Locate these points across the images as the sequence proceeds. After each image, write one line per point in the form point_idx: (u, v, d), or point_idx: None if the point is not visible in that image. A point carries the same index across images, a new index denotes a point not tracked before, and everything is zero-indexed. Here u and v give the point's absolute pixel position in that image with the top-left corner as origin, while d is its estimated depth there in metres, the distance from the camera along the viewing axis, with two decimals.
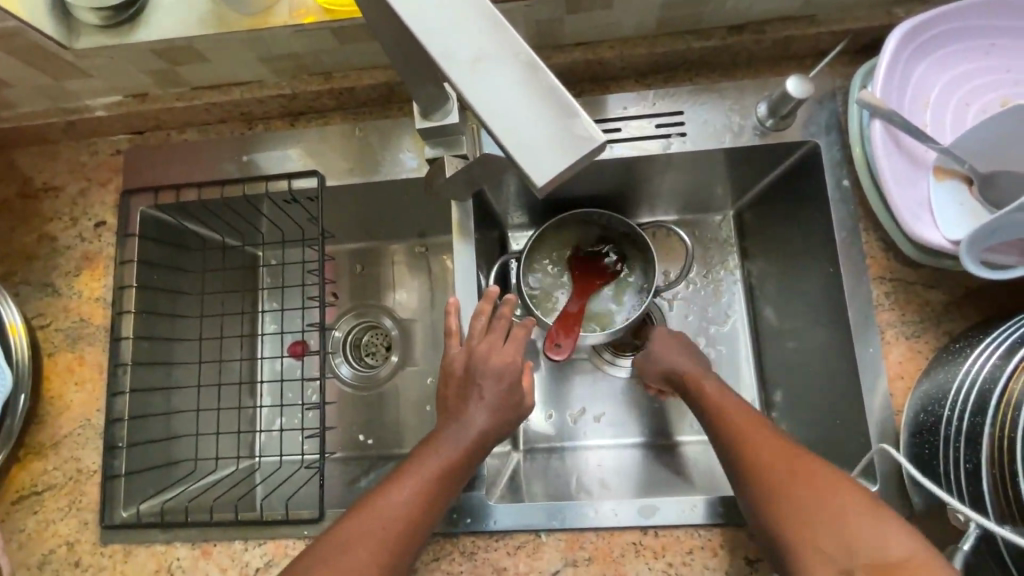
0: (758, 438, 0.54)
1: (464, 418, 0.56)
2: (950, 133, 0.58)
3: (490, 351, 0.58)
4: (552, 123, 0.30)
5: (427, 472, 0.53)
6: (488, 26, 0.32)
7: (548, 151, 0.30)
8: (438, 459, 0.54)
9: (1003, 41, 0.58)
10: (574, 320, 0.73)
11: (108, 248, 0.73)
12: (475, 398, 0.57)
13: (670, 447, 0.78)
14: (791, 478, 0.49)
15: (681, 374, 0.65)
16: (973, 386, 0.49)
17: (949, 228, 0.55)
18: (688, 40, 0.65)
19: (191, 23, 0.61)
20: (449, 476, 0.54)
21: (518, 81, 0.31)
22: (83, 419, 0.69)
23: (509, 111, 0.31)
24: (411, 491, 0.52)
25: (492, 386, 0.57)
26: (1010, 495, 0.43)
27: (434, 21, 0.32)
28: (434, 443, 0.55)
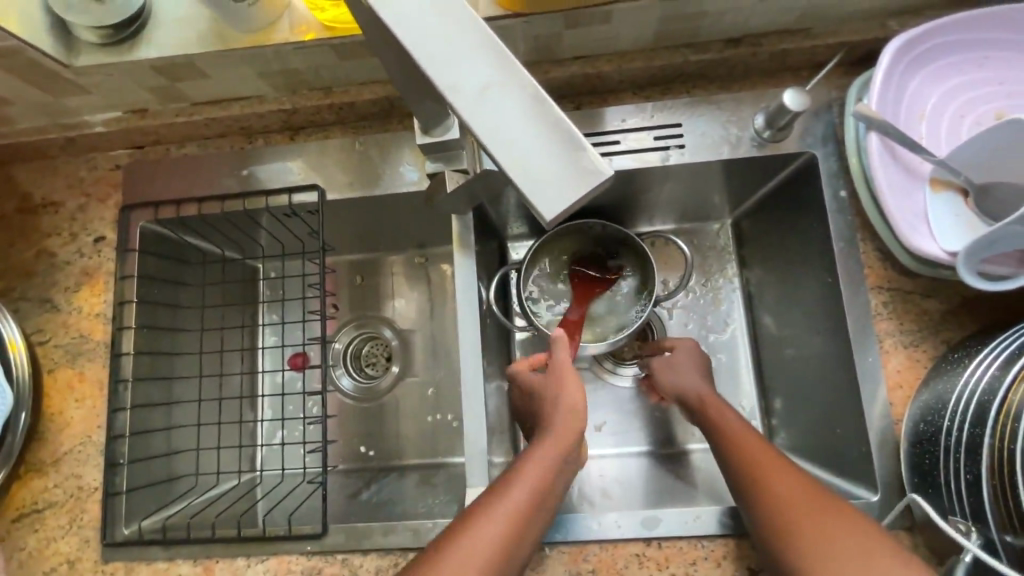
0: (763, 456, 0.55)
1: (549, 439, 0.55)
2: (945, 144, 0.59)
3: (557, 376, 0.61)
4: (558, 154, 0.31)
5: (531, 489, 0.51)
6: (492, 53, 0.32)
7: (556, 181, 0.31)
8: (542, 476, 0.52)
9: (996, 53, 0.58)
10: (574, 329, 0.74)
11: (108, 264, 0.73)
12: (556, 422, 0.57)
13: (671, 456, 0.78)
14: (793, 497, 0.50)
15: (697, 396, 0.65)
16: (972, 397, 0.50)
17: (946, 239, 0.56)
18: (685, 53, 0.65)
19: (191, 41, 0.61)
20: (548, 495, 0.52)
21: (524, 111, 0.31)
22: (84, 435, 0.69)
23: (514, 141, 0.31)
24: (519, 510, 0.50)
25: (568, 412, 0.58)
26: (1011, 505, 0.44)
27: (439, 49, 0.32)
28: (529, 460, 0.53)
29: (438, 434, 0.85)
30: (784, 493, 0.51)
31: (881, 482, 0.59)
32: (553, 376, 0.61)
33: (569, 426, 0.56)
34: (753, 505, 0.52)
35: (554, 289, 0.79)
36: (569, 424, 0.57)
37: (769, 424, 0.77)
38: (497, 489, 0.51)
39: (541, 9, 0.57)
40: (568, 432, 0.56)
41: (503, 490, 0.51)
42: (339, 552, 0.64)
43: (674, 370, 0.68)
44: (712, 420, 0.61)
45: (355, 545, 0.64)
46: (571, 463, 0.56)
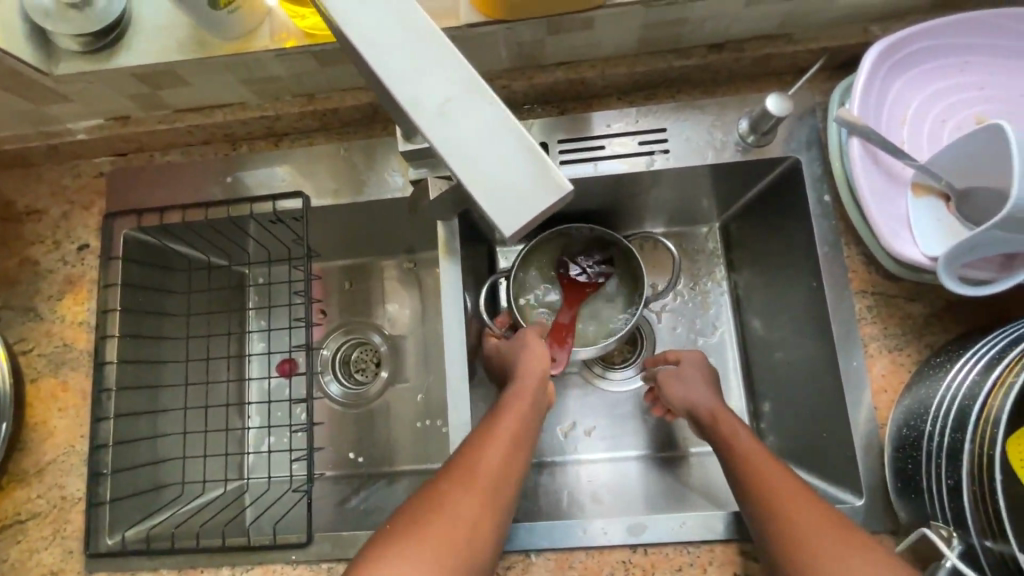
0: (761, 461, 0.55)
1: (519, 387, 0.60)
2: (927, 148, 0.59)
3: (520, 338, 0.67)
4: (520, 169, 0.31)
5: (510, 433, 0.55)
6: (455, 67, 0.32)
7: (516, 196, 0.31)
8: (517, 419, 0.57)
9: (976, 58, 0.59)
10: (566, 332, 0.74)
11: (91, 272, 0.72)
12: (523, 372, 0.62)
13: (661, 461, 0.78)
14: (800, 512, 0.50)
15: (708, 412, 0.64)
16: (953, 402, 0.50)
17: (928, 244, 0.56)
18: (669, 59, 0.65)
19: (171, 48, 0.60)
20: (527, 440, 0.57)
21: (484, 126, 0.31)
22: (67, 445, 0.69)
23: (474, 158, 0.31)
24: (501, 454, 0.53)
25: (531, 360, 0.63)
26: (992, 511, 0.44)
27: (402, 67, 0.32)
28: (504, 409, 0.58)
29: (428, 439, 0.85)
30: (778, 497, 0.51)
31: (866, 486, 0.59)
32: (520, 343, 0.66)
33: (535, 373, 0.62)
34: (755, 513, 0.52)
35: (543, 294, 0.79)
36: (532, 369, 0.62)
37: (758, 427, 0.77)
38: (476, 436, 0.55)
39: (521, 17, 0.56)
40: (535, 378, 0.61)
41: (486, 437, 0.54)
42: (325, 561, 0.64)
43: (681, 381, 0.67)
44: (722, 435, 0.60)
45: (341, 553, 0.63)
46: (541, 409, 0.61)
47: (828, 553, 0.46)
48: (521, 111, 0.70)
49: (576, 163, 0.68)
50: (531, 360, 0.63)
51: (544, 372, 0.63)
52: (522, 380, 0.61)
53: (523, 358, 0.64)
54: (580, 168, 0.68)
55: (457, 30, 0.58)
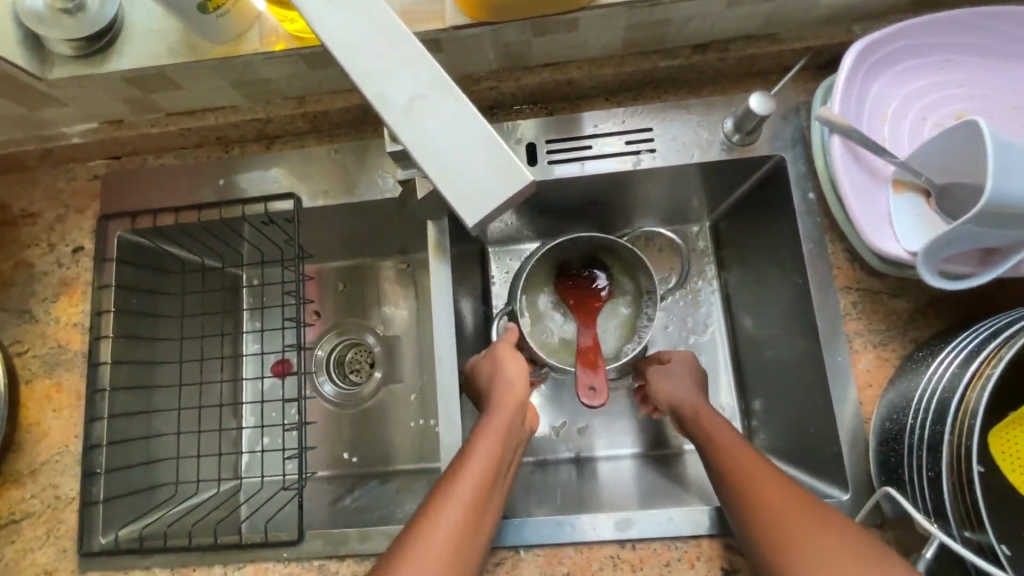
0: (743, 456, 0.55)
1: (491, 420, 0.55)
2: (907, 145, 0.59)
3: (494, 358, 0.63)
4: (486, 162, 0.32)
5: (479, 475, 0.50)
6: (422, 69, 0.33)
7: (482, 189, 0.32)
8: (490, 455, 0.52)
9: (956, 57, 0.59)
10: (596, 355, 0.68)
11: (85, 274, 0.73)
12: (498, 403, 0.58)
13: (654, 459, 0.78)
14: (790, 509, 0.49)
15: (691, 405, 0.64)
16: (934, 394, 0.50)
17: (908, 240, 0.56)
18: (654, 60, 0.66)
19: (161, 52, 0.61)
20: (496, 483, 0.52)
21: (451, 122, 0.33)
22: (61, 445, 0.69)
23: (443, 154, 0.33)
24: (469, 501, 0.49)
25: (507, 389, 0.59)
26: (971, 500, 0.44)
27: (375, 70, 0.34)
28: (473, 446, 0.53)
29: (423, 439, 0.86)
30: (759, 489, 0.52)
31: (851, 480, 0.60)
32: (495, 364, 0.62)
33: (510, 405, 0.57)
34: (734, 503, 0.53)
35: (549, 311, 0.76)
36: (508, 401, 0.58)
37: (749, 424, 0.77)
38: (443, 483, 0.50)
39: (505, 19, 0.57)
40: (505, 412, 0.56)
41: (447, 488, 0.49)
42: (316, 558, 0.64)
43: (670, 378, 0.68)
44: (706, 431, 0.60)
45: (332, 551, 0.64)
46: (517, 440, 0.57)
47: (819, 551, 0.46)
48: (509, 112, 0.71)
49: (564, 163, 0.69)
50: (507, 391, 0.59)
51: (521, 403, 0.58)
52: (494, 413, 0.56)
53: (499, 386, 0.60)
54: (569, 167, 0.69)
55: (443, 32, 0.58)
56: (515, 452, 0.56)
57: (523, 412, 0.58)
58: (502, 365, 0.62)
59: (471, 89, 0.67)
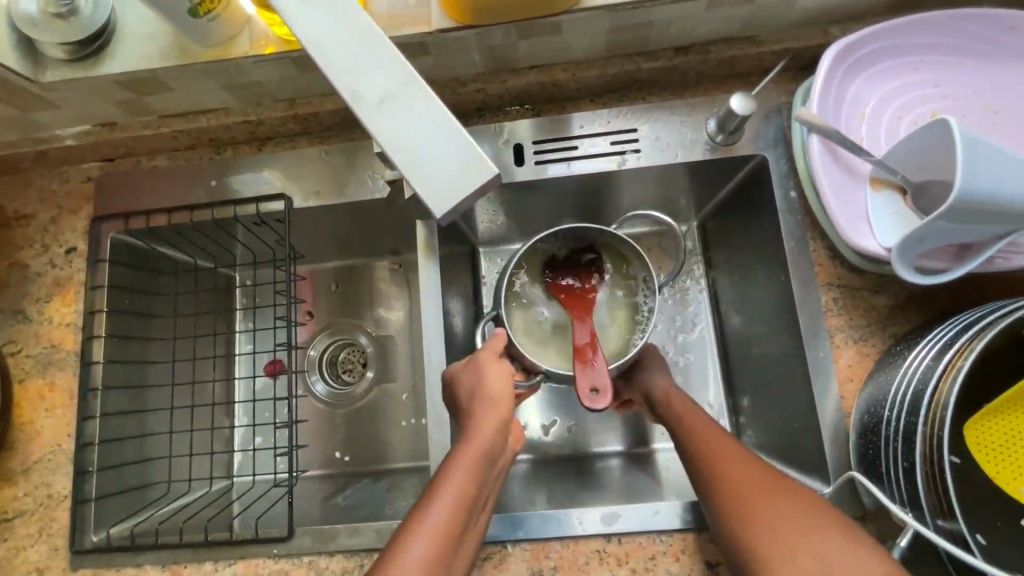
0: (724, 454, 0.55)
1: (470, 438, 0.54)
2: (884, 144, 0.61)
3: (477, 367, 0.59)
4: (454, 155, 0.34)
5: (451, 507, 0.49)
6: (394, 69, 0.35)
7: (451, 180, 0.34)
8: (467, 477, 0.51)
9: (931, 57, 0.61)
10: (593, 351, 0.60)
11: (78, 275, 0.74)
12: (477, 424, 0.55)
13: (637, 457, 0.79)
14: (769, 506, 0.50)
15: (666, 399, 0.64)
16: (909, 386, 0.51)
17: (885, 235, 0.58)
18: (637, 61, 0.67)
19: (153, 55, 0.62)
20: (473, 505, 0.50)
21: (422, 120, 0.34)
22: (54, 444, 0.70)
23: (414, 149, 0.34)
24: (440, 536, 0.47)
25: (490, 403, 0.56)
26: (944, 491, 0.46)
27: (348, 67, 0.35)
28: (447, 474, 0.51)
29: (415, 438, 0.86)
30: (738, 486, 0.52)
31: (832, 474, 0.61)
32: (475, 372, 0.59)
33: (489, 428, 0.55)
34: (711, 500, 0.53)
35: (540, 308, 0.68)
36: (487, 423, 0.55)
37: (736, 421, 0.78)
38: (415, 514, 0.49)
39: (491, 22, 0.58)
40: (486, 432, 0.54)
41: (422, 515, 0.48)
42: (306, 554, 0.65)
43: (646, 371, 0.67)
44: (684, 427, 0.60)
45: (321, 546, 0.64)
46: (497, 458, 0.55)
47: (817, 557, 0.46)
48: (497, 114, 0.73)
49: (551, 164, 0.70)
50: (487, 410, 0.56)
51: (501, 424, 0.56)
52: (472, 435, 0.54)
53: (480, 398, 0.57)
54: (555, 167, 0.70)
55: (429, 35, 0.60)
56: (492, 476, 0.54)
57: (503, 433, 0.56)
58: (485, 376, 0.58)
59: (459, 91, 0.69)
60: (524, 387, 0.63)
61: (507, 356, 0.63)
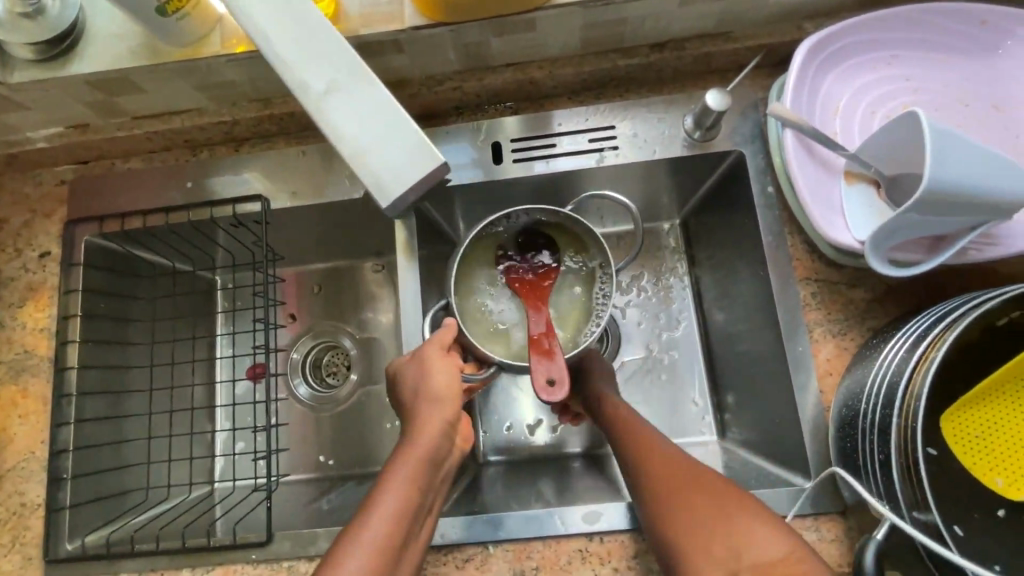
0: (664, 461, 0.55)
1: (414, 442, 0.53)
2: (858, 138, 0.61)
3: (421, 364, 0.58)
4: (403, 144, 0.41)
5: (390, 516, 0.48)
6: (347, 69, 0.42)
7: (401, 164, 0.41)
8: (409, 482, 0.50)
9: (903, 52, 0.61)
10: (549, 341, 0.60)
11: (51, 279, 0.73)
12: (421, 426, 0.54)
13: (599, 456, 0.79)
14: (701, 509, 0.49)
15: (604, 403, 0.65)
16: (885, 379, 0.51)
17: (859, 229, 0.58)
18: (613, 58, 0.67)
19: (123, 55, 0.62)
20: (417, 510, 0.50)
21: (372, 113, 0.42)
22: (27, 451, 0.69)
23: (367, 138, 0.41)
24: (377, 546, 0.46)
25: (433, 400, 0.56)
26: (918, 483, 0.46)
27: (307, 64, 0.42)
28: (386, 483, 0.50)
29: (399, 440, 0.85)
30: (674, 489, 0.52)
31: (814, 469, 0.61)
32: (421, 369, 0.58)
33: (432, 430, 0.54)
34: (650, 506, 0.53)
35: (492, 300, 0.67)
36: (430, 425, 0.54)
37: (722, 418, 0.78)
38: (352, 526, 0.48)
39: (464, 19, 0.58)
40: (426, 435, 0.53)
41: (360, 526, 0.47)
42: (285, 559, 0.64)
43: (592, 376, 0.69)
44: (624, 433, 0.60)
45: (301, 551, 0.64)
46: (442, 465, 0.54)
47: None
48: (475, 112, 0.72)
49: (532, 162, 0.70)
50: (432, 411, 0.55)
51: (446, 425, 0.55)
52: (414, 439, 0.53)
53: (425, 396, 0.56)
54: (537, 165, 0.70)
55: (403, 32, 0.59)
56: (437, 480, 0.53)
57: (449, 433, 0.55)
58: (430, 373, 0.57)
59: (435, 89, 0.68)
60: (476, 380, 0.61)
61: (457, 347, 0.63)
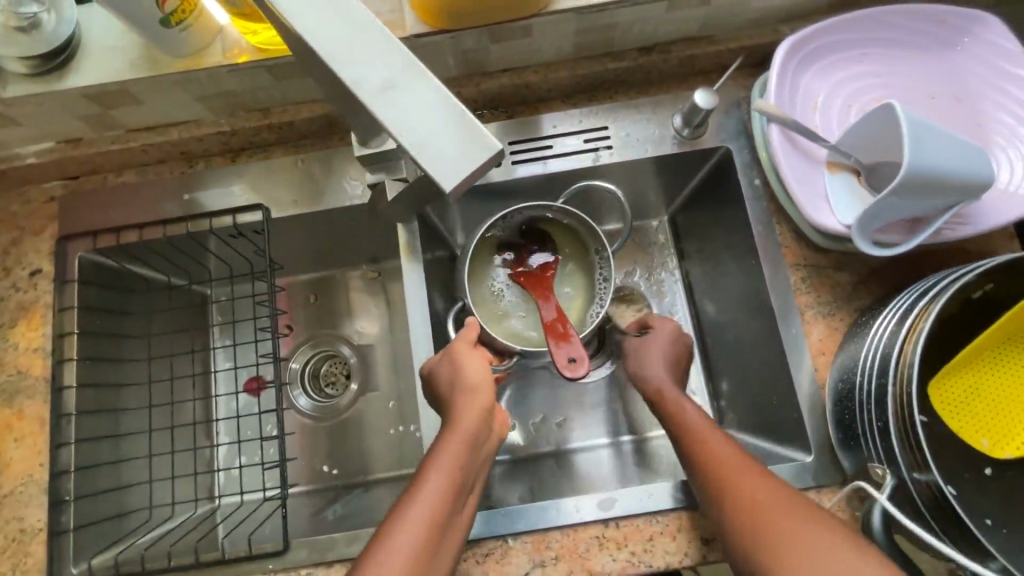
0: (714, 443, 0.57)
1: (452, 434, 0.54)
2: (836, 131, 0.65)
3: (453, 360, 0.59)
4: (457, 132, 0.34)
5: (432, 504, 0.49)
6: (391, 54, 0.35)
7: (454, 160, 0.34)
8: (450, 471, 0.51)
9: (870, 50, 0.66)
10: (563, 324, 0.62)
11: (44, 297, 0.71)
12: (459, 419, 0.55)
13: (634, 443, 0.80)
14: (751, 492, 0.52)
15: (652, 384, 0.65)
16: (878, 351, 0.55)
17: (843, 213, 0.62)
18: (604, 62, 0.70)
19: (123, 68, 0.62)
20: (457, 498, 0.51)
21: (423, 102, 0.34)
22: (25, 475, 0.67)
23: (418, 127, 0.34)
24: (422, 532, 0.48)
25: (467, 393, 0.57)
26: (917, 446, 0.49)
27: (343, 52, 0.35)
28: (426, 473, 0.51)
29: (401, 447, 0.85)
30: (726, 470, 0.54)
31: (814, 444, 0.64)
32: (454, 363, 0.59)
33: (470, 421, 0.55)
34: (703, 482, 0.55)
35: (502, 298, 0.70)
36: (468, 416, 0.55)
37: (718, 406, 0.79)
38: (396, 509, 0.49)
39: (464, 26, 0.60)
40: (467, 427, 0.54)
41: (402, 512, 0.49)
42: (303, 566, 0.63)
43: (641, 352, 0.68)
44: (669, 414, 0.62)
45: (319, 557, 0.63)
46: (480, 457, 0.55)
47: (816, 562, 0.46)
48: None
49: (513, 165, 0.72)
50: (467, 401, 0.56)
51: (484, 414, 0.56)
52: (453, 430, 0.54)
53: (460, 390, 0.57)
54: (518, 168, 0.72)
55: (405, 40, 0.61)
56: (477, 465, 0.55)
57: (486, 421, 0.56)
58: (462, 367, 0.59)
59: None
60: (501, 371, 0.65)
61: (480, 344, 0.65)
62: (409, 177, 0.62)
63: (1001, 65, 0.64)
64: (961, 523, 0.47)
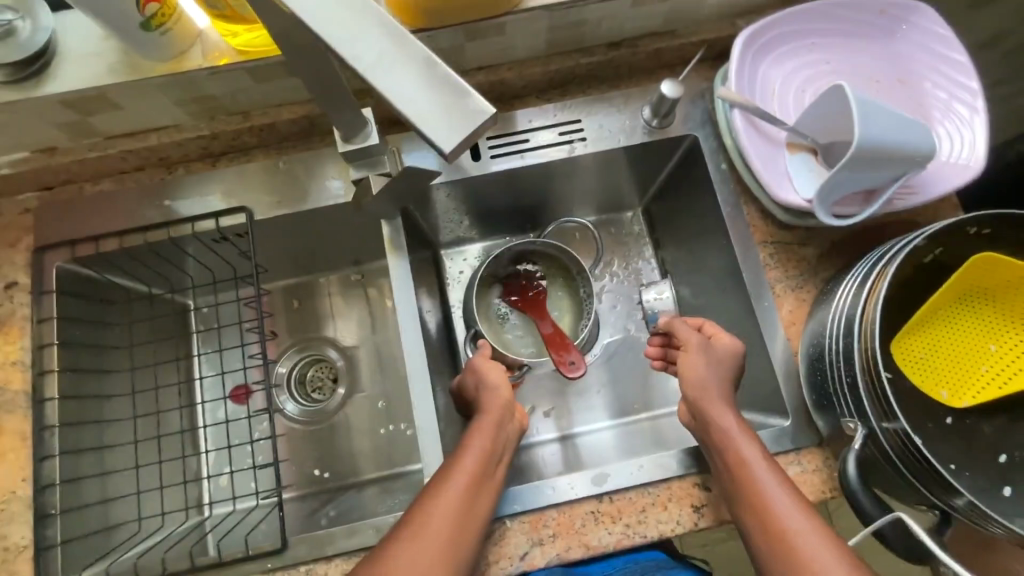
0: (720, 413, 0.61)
1: (481, 424, 0.62)
2: (793, 115, 0.70)
3: (475, 368, 0.67)
4: (452, 101, 0.36)
5: (465, 480, 0.56)
6: (385, 32, 0.37)
7: (449, 126, 0.36)
8: (479, 454, 0.58)
9: (819, 40, 0.71)
10: (562, 337, 0.77)
11: (21, 310, 0.70)
12: (485, 411, 0.63)
13: (625, 424, 0.82)
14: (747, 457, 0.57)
15: (698, 385, 0.63)
16: (842, 313, 0.59)
17: (805, 190, 0.66)
18: (576, 57, 0.74)
19: (101, 73, 0.62)
20: (487, 478, 0.58)
21: (416, 74, 0.36)
22: (7, 492, 0.65)
23: (417, 98, 0.36)
24: (455, 500, 0.55)
25: (495, 394, 0.65)
26: (884, 397, 0.53)
27: (340, 31, 0.37)
28: (461, 455, 0.58)
29: (391, 445, 0.86)
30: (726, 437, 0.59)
31: (791, 409, 0.67)
32: (479, 370, 0.67)
33: (497, 412, 0.63)
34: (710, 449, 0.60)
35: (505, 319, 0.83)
36: (495, 408, 0.63)
37: None
38: (436, 481, 0.56)
39: (440, 25, 0.63)
40: (494, 417, 0.62)
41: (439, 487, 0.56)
42: (302, 563, 0.63)
43: (701, 356, 0.65)
44: (697, 402, 0.63)
45: (318, 553, 0.63)
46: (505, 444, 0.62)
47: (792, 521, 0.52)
48: None
49: (490, 161, 0.75)
50: (493, 397, 0.64)
51: (507, 407, 0.64)
52: (483, 421, 0.62)
53: (486, 389, 0.65)
54: (496, 163, 0.75)
55: None
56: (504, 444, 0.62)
57: (509, 413, 0.64)
58: (485, 372, 0.67)
59: None
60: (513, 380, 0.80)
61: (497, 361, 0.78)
62: (392, 172, 0.63)
63: (938, 51, 0.69)
64: (927, 465, 0.51)
